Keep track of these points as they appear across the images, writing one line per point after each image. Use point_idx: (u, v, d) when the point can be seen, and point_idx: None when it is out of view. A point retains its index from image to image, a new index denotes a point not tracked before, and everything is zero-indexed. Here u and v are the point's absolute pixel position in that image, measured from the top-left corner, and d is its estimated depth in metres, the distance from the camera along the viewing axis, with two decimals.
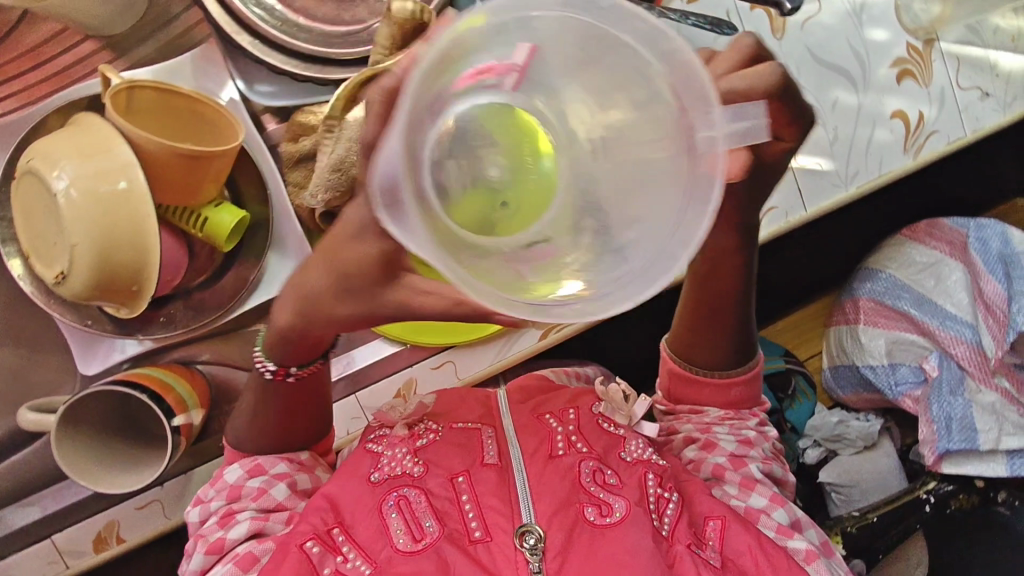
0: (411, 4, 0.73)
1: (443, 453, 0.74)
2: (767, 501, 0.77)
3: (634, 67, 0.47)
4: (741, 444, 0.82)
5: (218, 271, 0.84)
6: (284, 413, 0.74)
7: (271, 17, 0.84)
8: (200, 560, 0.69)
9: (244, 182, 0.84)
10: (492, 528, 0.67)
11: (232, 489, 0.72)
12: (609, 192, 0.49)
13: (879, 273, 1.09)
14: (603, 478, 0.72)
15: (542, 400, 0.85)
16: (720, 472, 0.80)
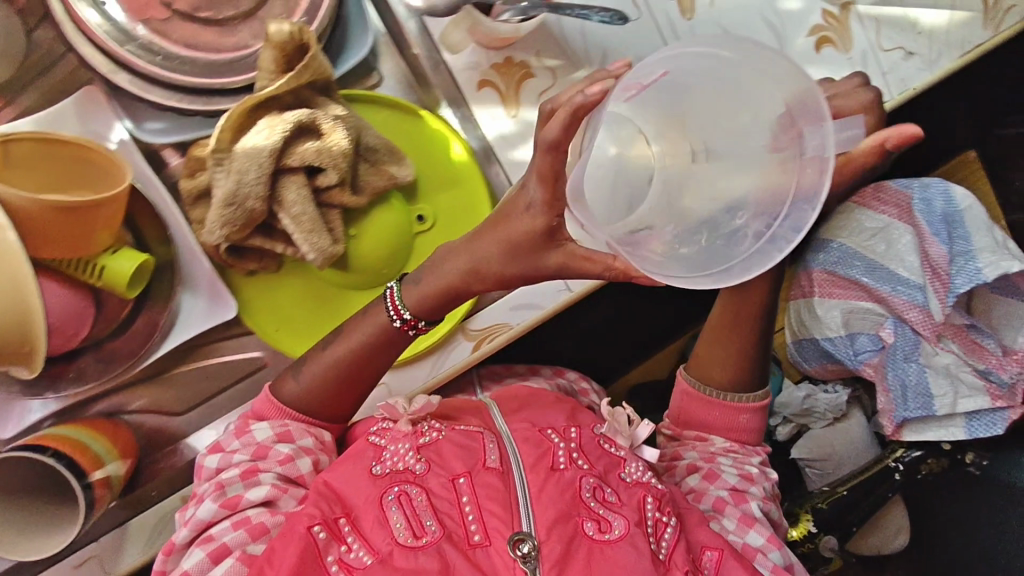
0: (289, 27, 0.62)
1: (448, 449, 0.67)
2: (764, 540, 0.68)
3: (758, 77, 0.51)
4: (744, 479, 0.74)
5: (125, 318, 0.71)
6: (353, 382, 0.73)
7: (144, 49, 0.65)
8: (209, 510, 0.63)
9: (142, 222, 0.70)
10: (490, 532, 0.60)
11: (259, 446, 0.68)
12: (737, 181, 0.54)
13: (829, 242, 1.04)
14: (603, 494, 0.65)
15: (534, 409, 0.77)
16: (718, 505, 0.72)
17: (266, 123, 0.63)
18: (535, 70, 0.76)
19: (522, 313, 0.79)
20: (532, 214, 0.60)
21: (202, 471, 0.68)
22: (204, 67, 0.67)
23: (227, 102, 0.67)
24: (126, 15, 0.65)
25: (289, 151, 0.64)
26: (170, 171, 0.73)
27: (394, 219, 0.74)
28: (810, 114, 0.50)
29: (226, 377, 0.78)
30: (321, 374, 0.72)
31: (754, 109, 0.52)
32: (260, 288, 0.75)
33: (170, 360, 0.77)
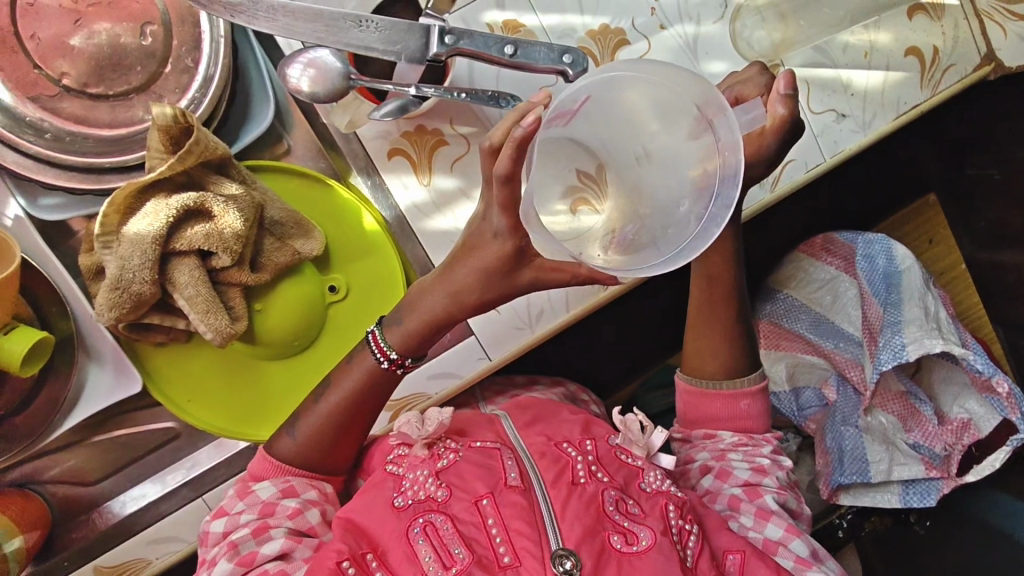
0: (172, 111, 0.61)
1: (467, 470, 0.65)
2: (784, 531, 0.67)
3: (669, 86, 0.55)
4: (756, 471, 0.72)
5: (29, 393, 0.70)
6: (351, 423, 0.72)
7: (34, 130, 0.64)
8: (224, 570, 0.61)
9: (44, 299, 0.69)
10: (520, 552, 0.59)
11: (265, 505, 0.66)
12: (669, 176, 0.57)
13: (777, 293, 1.01)
14: (627, 506, 0.64)
15: (544, 420, 0.75)
16: (734, 503, 0.70)
17: (152, 208, 0.62)
18: (447, 137, 0.74)
19: (442, 381, 0.78)
20: (500, 240, 0.64)
21: (209, 537, 0.66)
22: (95, 144, 0.65)
23: (118, 178, 0.66)
24: (13, 95, 0.64)
25: (177, 235, 0.64)
26: (74, 241, 0.72)
27: (303, 291, 0.73)
28: (713, 108, 0.54)
29: (138, 448, 0.77)
30: (317, 424, 0.71)
31: (672, 110, 0.56)
32: (170, 360, 0.74)
33: (85, 430, 0.76)
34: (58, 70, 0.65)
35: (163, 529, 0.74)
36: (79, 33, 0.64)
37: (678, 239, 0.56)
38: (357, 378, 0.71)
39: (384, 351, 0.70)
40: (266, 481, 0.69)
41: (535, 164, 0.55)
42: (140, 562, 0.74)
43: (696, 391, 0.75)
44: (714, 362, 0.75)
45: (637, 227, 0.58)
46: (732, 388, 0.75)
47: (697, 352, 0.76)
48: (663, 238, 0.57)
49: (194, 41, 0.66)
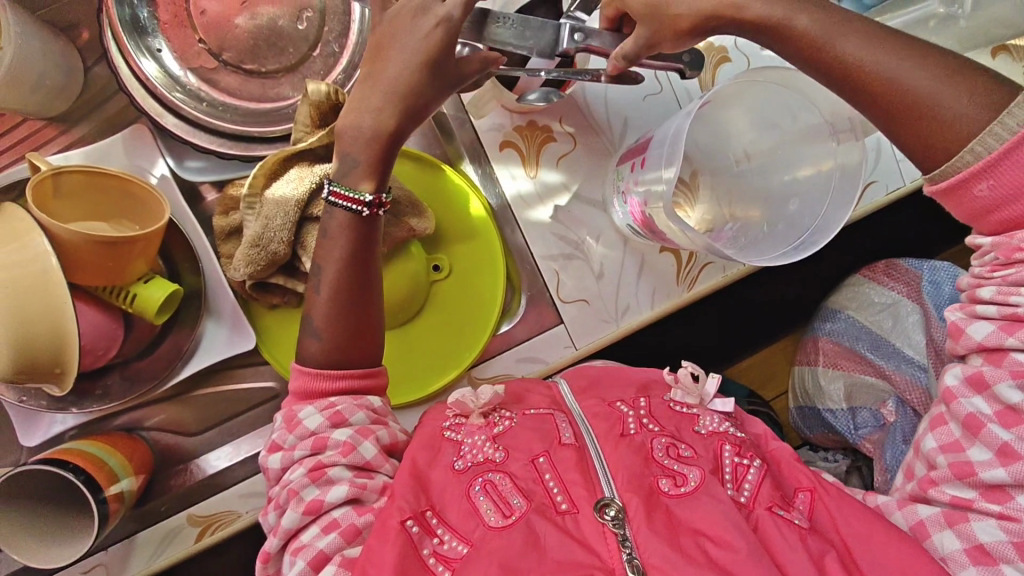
0: (325, 87, 0.67)
1: (522, 432, 0.63)
2: (991, 456, 0.53)
3: (787, 97, 0.70)
4: (1007, 329, 0.53)
5: (153, 340, 0.75)
6: (366, 293, 0.64)
7: (194, 99, 0.70)
8: (293, 518, 0.57)
9: (178, 254, 0.74)
10: (577, 500, 0.58)
11: (316, 439, 0.60)
12: (775, 174, 0.75)
13: (837, 312, 1.07)
14: (677, 451, 0.62)
15: (602, 386, 0.73)
16: (947, 396, 0.57)
17: (298, 174, 0.68)
18: (556, 134, 0.80)
19: (528, 365, 0.82)
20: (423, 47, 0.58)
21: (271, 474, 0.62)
22: (245, 116, 0.71)
23: (263, 148, 0.71)
24: (178, 64, 0.70)
25: (314, 202, 0.68)
26: (206, 204, 0.77)
27: (416, 268, 0.77)
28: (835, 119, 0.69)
29: (240, 404, 0.81)
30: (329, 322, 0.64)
31: (784, 117, 0.72)
32: (279, 324, 0.78)
33: (192, 381, 0.79)
34: (219, 45, 0.70)
35: (255, 484, 0.78)
36: (243, 13, 0.70)
37: (797, 226, 0.71)
38: (346, 243, 0.63)
39: (356, 199, 0.61)
40: (310, 408, 0.62)
41: (657, 148, 0.70)
42: (231, 514, 0.77)
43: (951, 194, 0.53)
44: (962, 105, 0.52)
45: (743, 218, 0.77)
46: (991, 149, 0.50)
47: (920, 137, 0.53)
48: (777, 231, 0.73)
49: (342, 29, 0.72)
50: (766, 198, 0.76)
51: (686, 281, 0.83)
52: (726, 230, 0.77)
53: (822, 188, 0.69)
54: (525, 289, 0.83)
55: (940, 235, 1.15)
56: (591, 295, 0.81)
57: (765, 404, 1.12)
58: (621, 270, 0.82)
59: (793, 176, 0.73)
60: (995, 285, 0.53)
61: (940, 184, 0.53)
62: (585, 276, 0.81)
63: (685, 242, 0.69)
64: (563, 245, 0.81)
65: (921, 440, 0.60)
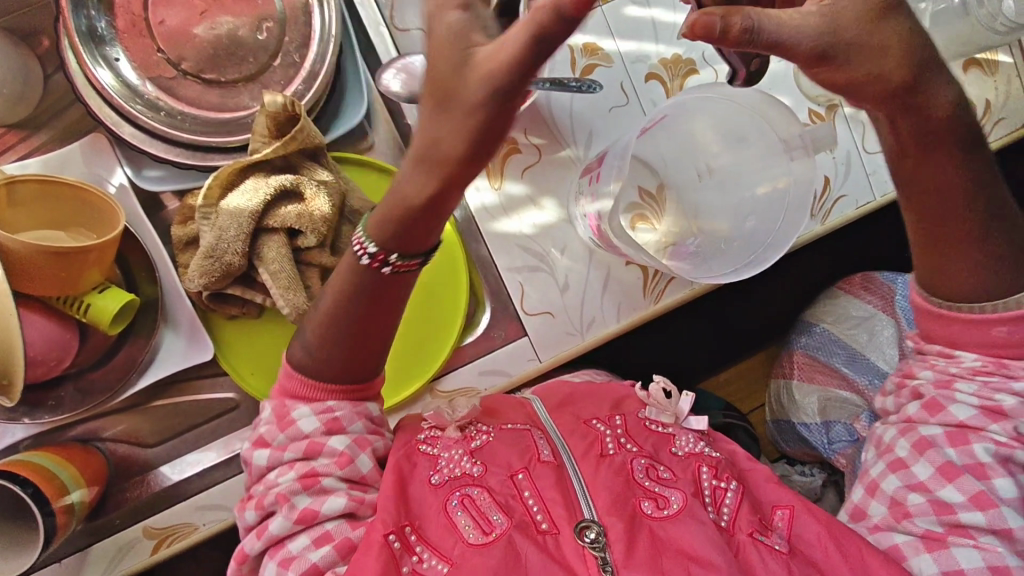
0: (281, 98, 0.66)
1: (500, 447, 0.64)
2: (965, 499, 0.58)
3: (744, 112, 0.71)
4: (986, 412, 0.59)
5: (109, 350, 0.74)
6: (363, 326, 0.61)
7: (151, 108, 0.69)
8: (282, 525, 0.56)
9: (135, 264, 0.73)
10: (556, 519, 0.58)
11: (310, 443, 0.59)
12: (735, 189, 0.75)
13: (813, 326, 1.06)
14: (657, 473, 0.64)
15: (578, 401, 0.74)
16: (921, 447, 0.61)
17: (253, 186, 0.67)
18: (521, 146, 0.79)
19: (491, 378, 0.81)
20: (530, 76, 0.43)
21: (253, 467, 0.60)
22: (204, 125, 0.71)
23: (221, 158, 0.71)
24: (136, 73, 0.69)
25: (269, 214, 0.68)
26: (166, 214, 0.76)
27: None
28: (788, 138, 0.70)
29: (198, 415, 0.80)
30: (326, 334, 0.61)
31: (743, 131, 0.73)
32: (238, 334, 0.77)
33: (151, 392, 0.79)
34: (179, 55, 0.70)
35: (212, 497, 0.78)
36: (203, 23, 0.70)
37: (753, 244, 0.73)
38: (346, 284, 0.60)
39: (361, 248, 0.56)
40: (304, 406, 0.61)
41: (616, 161, 0.70)
42: (187, 526, 0.77)
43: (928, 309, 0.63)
44: (977, 278, 0.60)
45: (703, 233, 0.77)
46: (981, 312, 0.60)
47: (933, 271, 0.62)
48: (734, 248, 0.75)
49: (303, 39, 0.72)
50: (729, 212, 0.76)
51: (652, 295, 0.82)
52: (686, 245, 0.77)
53: (777, 212, 0.71)
54: (489, 301, 0.82)
55: None
56: (556, 307, 0.81)
57: (742, 418, 1.11)
58: (586, 283, 0.81)
59: (752, 194, 0.74)
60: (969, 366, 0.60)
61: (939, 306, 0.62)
62: (550, 288, 0.80)
63: (636, 254, 0.69)
64: (527, 257, 0.80)
65: (877, 481, 0.63)
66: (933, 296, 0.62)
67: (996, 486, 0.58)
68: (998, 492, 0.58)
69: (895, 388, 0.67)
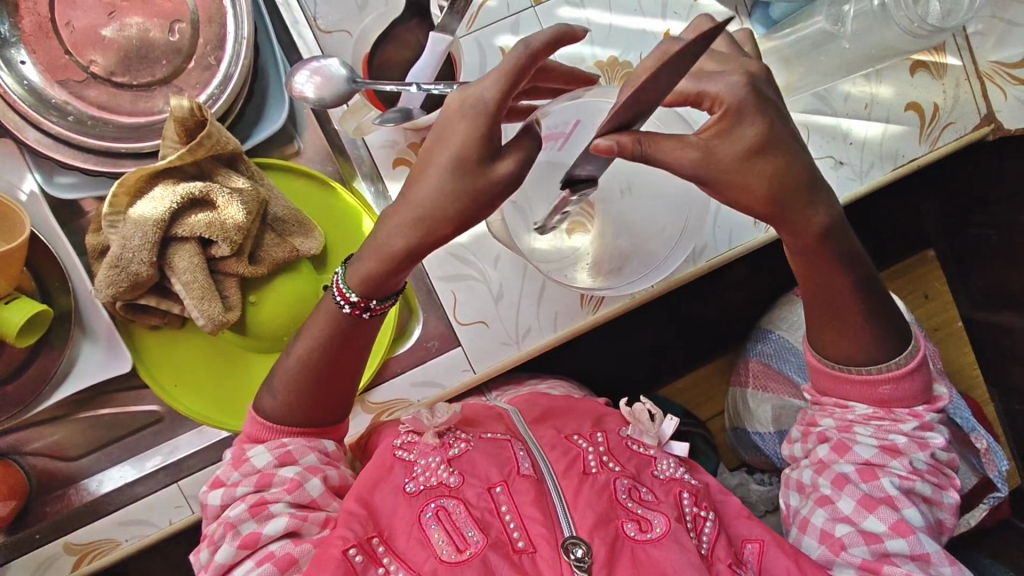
0: (188, 102, 0.63)
1: (478, 458, 0.66)
2: (886, 527, 0.62)
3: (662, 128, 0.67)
4: (885, 451, 0.65)
5: (24, 362, 0.72)
6: (335, 372, 0.64)
7: (58, 112, 0.67)
8: (228, 553, 0.58)
9: (49, 274, 0.71)
10: (534, 537, 0.60)
11: (260, 475, 0.61)
12: (652, 202, 0.73)
13: (769, 333, 1.04)
14: (639, 495, 0.65)
15: (556, 416, 0.76)
16: (839, 483, 0.65)
17: (161, 194, 0.65)
18: None
19: (424, 390, 0.78)
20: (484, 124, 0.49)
21: (208, 508, 0.62)
22: (116, 130, 0.68)
23: (133, 164, 0.68)
24: (42, 77, 0.67)
25: (178, 222, 0.66)
26: (83, 221, 0.74)
27: (296, 288, 0.74)
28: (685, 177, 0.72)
29: (123, 427, 0.78)
30: (291, 381, 0.64)
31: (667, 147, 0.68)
32: (163, 344, 0.75)
33: (72, 405, 0.77)
34: (87, 58, 0.68)
35: (134, 512, 0.75)
36: (111, 24, 0.68)
37: (649, 265, 0.75)
38: (322, 328, 0.63)
39: (343, 295, 0.60)
40: (260, 445, 0.64)
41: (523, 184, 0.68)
42: (110, 542, 0.75)
43: (822, 372, 0.68)
44: (865, 354, 0.65)
45: (618, 248, 0.74)
46: (874, 373, 0.65)
47: (831, 336, 0.65)
48: (643, 264, 0.75)
49: (218, 41, 0.69)
50: (648, 222, 0.74)
51: (591, 304, 0.80)
52: (602, 258, 0.74)
53: (679, 219, 0.73)
54: (421, 310, 0.79)
55: (888, 249, 1.08)
56: (490, 317, 0.78)
57: (700, 425, 1.09)
58: (521, 292, 0.79)
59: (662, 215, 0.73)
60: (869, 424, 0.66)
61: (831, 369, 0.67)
62: (483, 298, 0.78)
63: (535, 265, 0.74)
64: (459, 266, 0.78)
65: (807, 516, 0.67)
66: (830, 361, 0.67)
67: (907, 515, 0.63)
68: (909, 519, 0.63)
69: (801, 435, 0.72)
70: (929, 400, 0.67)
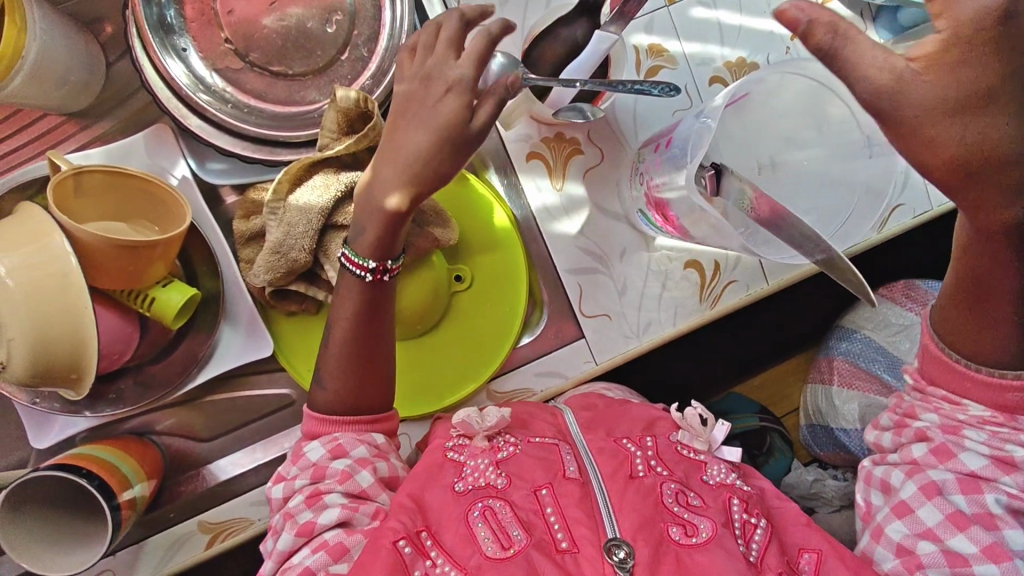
0: (354, 94, 0.65)
1: (527, 460, 0.63)
2: (977, 549, 0.56)
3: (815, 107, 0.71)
4: (998, 463, 0.57)
5: (170, 344, 0.74)
6: (375, 351, 0.65)
7: (219, 100, 0.68)
8: (287, 540, 0.57)
9: (197, 259, 0.73)
10: (578, 539, 0.57)
11: (316, 467, 0.60)
12: (805, 175, 0.73)
13: (853, 332, 1.07)
14: (687, 499, 0.61)
15: (608, 420, 0.71)
16: (929, 491, 0.59)
17: (322, 181, 0.67)
18: (584, 147, 0.79)
19: (548, 380, 0.80)
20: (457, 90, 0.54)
21: (274, 502, 0.62)
22: (270, 119, 0.70)
23: (288, 153, 0.70)
24: (203, 65, 0.69)
25: (339, 210, 0.67)
26: (225, 207, 0.76)
27: (437, 276, 0.76)
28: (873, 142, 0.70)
29: (252, 411, 0.80)
30: (336, 361, 0.64)
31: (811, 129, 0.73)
32: (298, 329, 0.77)
33: (204, 388, 0.78)
34: (246, 47, 0.69)
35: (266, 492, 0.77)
36: (272, 14, 0.69)
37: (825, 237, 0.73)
38: (354, 307, 0.63)
39: (361, 265, 0.61)
40: (315, 440, 0.63)
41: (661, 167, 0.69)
42: (242, 521, 0.76)
43: (937, 359, 0.59)
44: (1010, 347, 0.55)
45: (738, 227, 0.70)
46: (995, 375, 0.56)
47: (960, 324, 0.57)
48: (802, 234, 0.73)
49: (372, 34, 0.71)
50: (799, 188, 0.73)
51: (710, 299, 0.82)
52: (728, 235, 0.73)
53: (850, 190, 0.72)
54: (547, 304, 0.81)
55: None
56: (613, 311, 0.80)
57: (777, 421, 1.11)
58: (644, 288, 0.81)
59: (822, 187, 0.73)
60: (985, 432, 0.57)
61: (950, 353, 0.58)
62: (609, 292, 0.80)
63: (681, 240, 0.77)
64: (588, 259, 0.80)
65: (881, 525, 0.61)
66: (952, 348, 0.58)
67: (1007, 537, 0.56)
68: (1007, 542, 0.56)
69: (892, 425, 0.65)
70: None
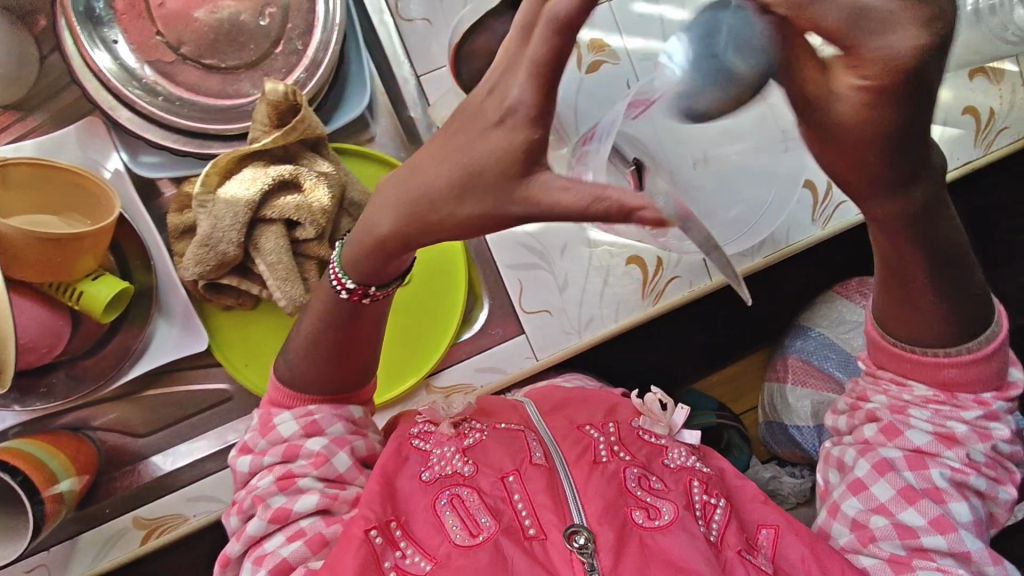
0: (283, 86, 0.65)
1: (493, 448, 0.62)
2: (926, 522, 0.56)
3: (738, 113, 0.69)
4: (940, 439, 0.58)
5: (102, 337, 0.73)
6: (347, 348, 0.61)
7: (150, 92, 0.68)
8: (258, 525, 0.55)
9: (130, 251, 0.72)
10: (545, 525, 0.55)
11: (288, 446, 0.58)
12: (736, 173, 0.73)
13: (809, 330, 1.07)
14: (648, 483, 0.61)
15: (573, 406, 0.72)
16: (880, 468, 0.58)
17: (250, 175, 0.66)
18: None
19: (487, 376, 0.80)
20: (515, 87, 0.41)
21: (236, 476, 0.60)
22: (203, 111, 0.70)
23: (221, 147, 0.70)
24: (134, 56, 0.68)
25: (268, 202, 0.67)
26: (162, 201, 0.76)
27: None
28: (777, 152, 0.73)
29: (191, 406, 0.79)
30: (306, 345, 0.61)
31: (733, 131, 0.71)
32: (234, 323, 0.77)
33: (142, 382, 0.78)
34: (178, 38, 0.69)
35: (203, 488, 0.77)
36: (203, 7, 0.68)
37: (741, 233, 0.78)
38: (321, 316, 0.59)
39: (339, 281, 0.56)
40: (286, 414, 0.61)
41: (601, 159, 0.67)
42: (176, 517, 0.77)
43: (880, 345, 0.59)
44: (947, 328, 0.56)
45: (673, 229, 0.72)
46: (931, 353, 0.57)
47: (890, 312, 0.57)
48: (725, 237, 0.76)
49: (306, 27, 0.71)
50: (730, 181, 0.74)
51: (652, 294, 0.82)
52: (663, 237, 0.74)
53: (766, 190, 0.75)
54: (486, 297, 0.81)
55: None
56: (554, 306, 0.80)
57: (735, 419, 1.10)
58: (587, 282, 0.80)
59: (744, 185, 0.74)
60: (928, 411, 0.58)
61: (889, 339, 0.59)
62: (549, 286, 0.80)
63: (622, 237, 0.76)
64: (528, 255, 0.80)
65: (838, 502, 0.61)
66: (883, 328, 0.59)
67: (952, 510, 0.56)
68: (954, 515, 0.56)
69: (849, 410, 0.65)
70: (999, 386, 0.58)
